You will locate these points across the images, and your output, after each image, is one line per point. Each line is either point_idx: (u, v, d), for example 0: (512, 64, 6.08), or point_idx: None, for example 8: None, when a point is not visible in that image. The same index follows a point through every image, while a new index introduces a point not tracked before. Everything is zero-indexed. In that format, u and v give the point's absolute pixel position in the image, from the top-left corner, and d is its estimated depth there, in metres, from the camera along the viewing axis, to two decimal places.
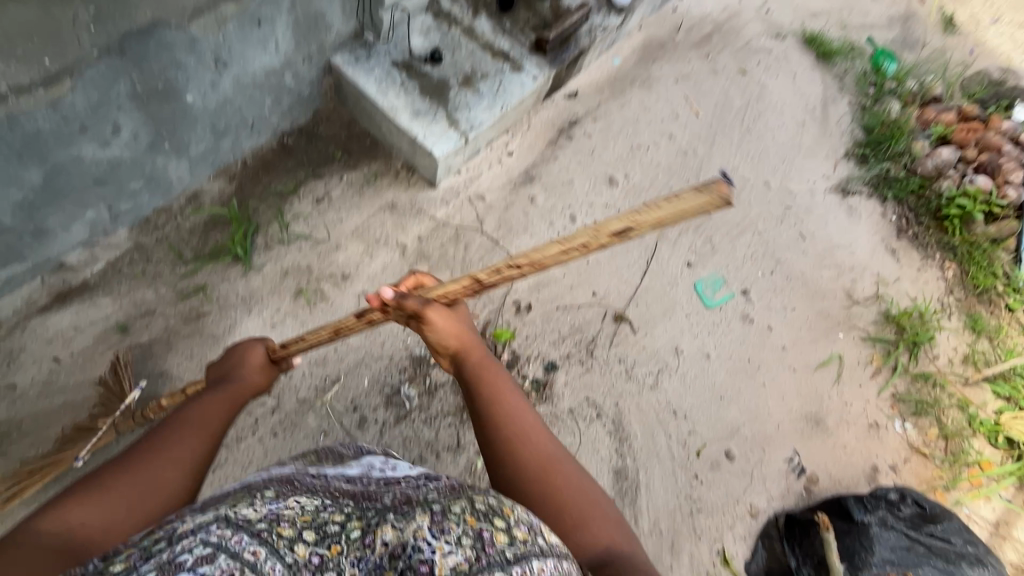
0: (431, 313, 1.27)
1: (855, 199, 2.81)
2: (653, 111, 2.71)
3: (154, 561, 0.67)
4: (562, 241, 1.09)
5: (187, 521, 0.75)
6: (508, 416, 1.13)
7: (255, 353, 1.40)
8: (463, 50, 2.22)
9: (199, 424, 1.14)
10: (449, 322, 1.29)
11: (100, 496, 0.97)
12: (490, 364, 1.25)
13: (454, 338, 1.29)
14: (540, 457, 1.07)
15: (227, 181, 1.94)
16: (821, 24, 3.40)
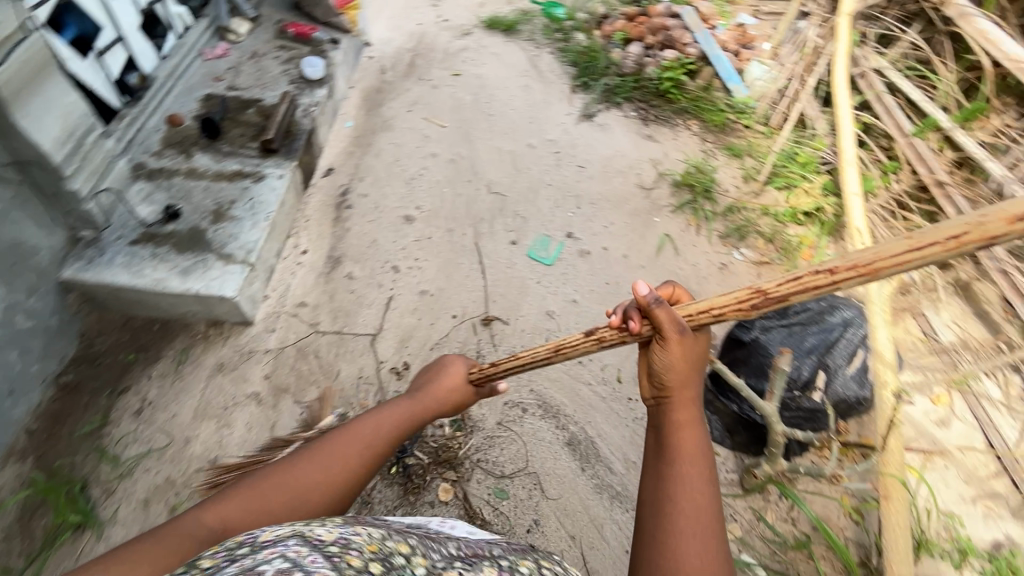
0: (677, 339, 1.00)
1: (600, 117, 3.22)
2: (406, 144, 2.86)
3: (238, 566, 0.60)
4: (913, 233, 0.81)
5: (267, 531, 0.69)
6: (680, 464, 0.93)
7: (455, 368, 1.34)
8: (196, 191, 2.15)
9: (373, 435, 1.12)
10: (685, 359, 1.00)
11: (264, 488, 0.95)
12: (689, 426, 0.97)
13: (682, 376, 1.00)
14: (695, 517, 0.89)
15: (21, 461, 1.70)
16: (491, 8, 3.87)
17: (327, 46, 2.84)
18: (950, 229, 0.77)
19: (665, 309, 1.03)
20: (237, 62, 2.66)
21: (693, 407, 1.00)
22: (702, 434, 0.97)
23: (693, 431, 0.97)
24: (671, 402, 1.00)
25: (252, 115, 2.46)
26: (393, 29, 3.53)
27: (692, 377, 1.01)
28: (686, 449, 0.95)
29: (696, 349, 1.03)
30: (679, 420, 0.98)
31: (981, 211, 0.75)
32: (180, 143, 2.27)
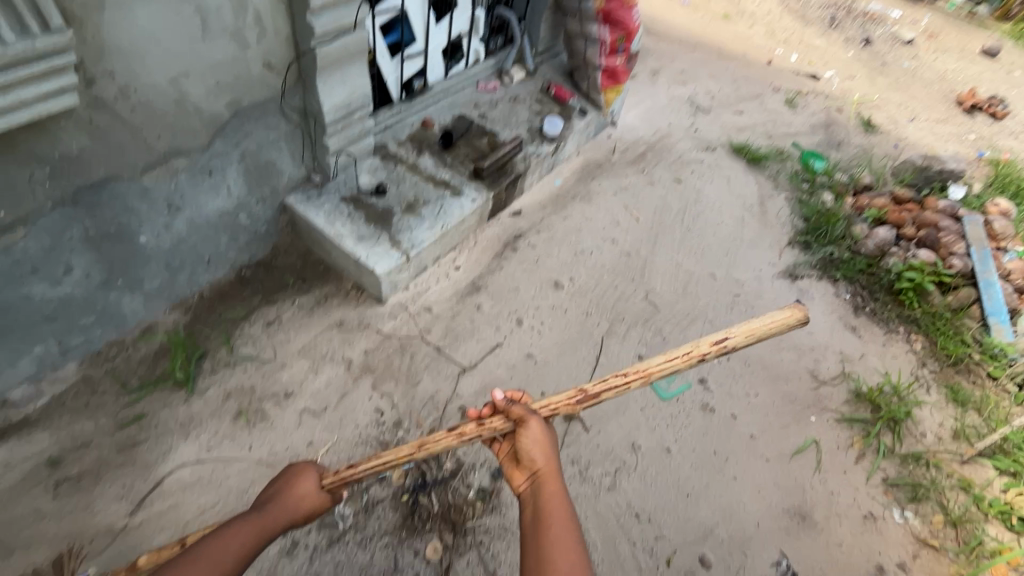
0: (533, 423, 1.26)
1: (805, 283, 2.87)
2: (594, 220, 2.92)
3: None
4: (688, 351, 1.33)
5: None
6: (551, 531, 1.11)
7: (305, 480, 1.35)
8: (407, 182, 2.50)
9: (220, 556, 1.15)
10: (542, 444, 1.25)
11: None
12: (558, 495, 1.18)
13: (543, 455, 1.24)
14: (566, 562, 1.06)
15: (183, 312, 2.06)
16: (746, 136, 3.80)
17: (574, 114, 3.12)
18: (712, 339, 1.34)
19: (517, 406, 1.30)
20: (497, 99, 3.05)
21: (556, 480, 1.22)
22: (567, 501, 1.18)
23: (555, 497, 1.18)
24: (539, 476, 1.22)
25: (482, 143, 2.79)
26: (643, 120, 3.68)
27: (553, 457, 1.25)
28: (555, 522, 1.12)
29: (551, 434, 1.28)
30: (549, 490, 1.19)
31: (726, 335, 1.33)
32: (419, 142, 2.69)
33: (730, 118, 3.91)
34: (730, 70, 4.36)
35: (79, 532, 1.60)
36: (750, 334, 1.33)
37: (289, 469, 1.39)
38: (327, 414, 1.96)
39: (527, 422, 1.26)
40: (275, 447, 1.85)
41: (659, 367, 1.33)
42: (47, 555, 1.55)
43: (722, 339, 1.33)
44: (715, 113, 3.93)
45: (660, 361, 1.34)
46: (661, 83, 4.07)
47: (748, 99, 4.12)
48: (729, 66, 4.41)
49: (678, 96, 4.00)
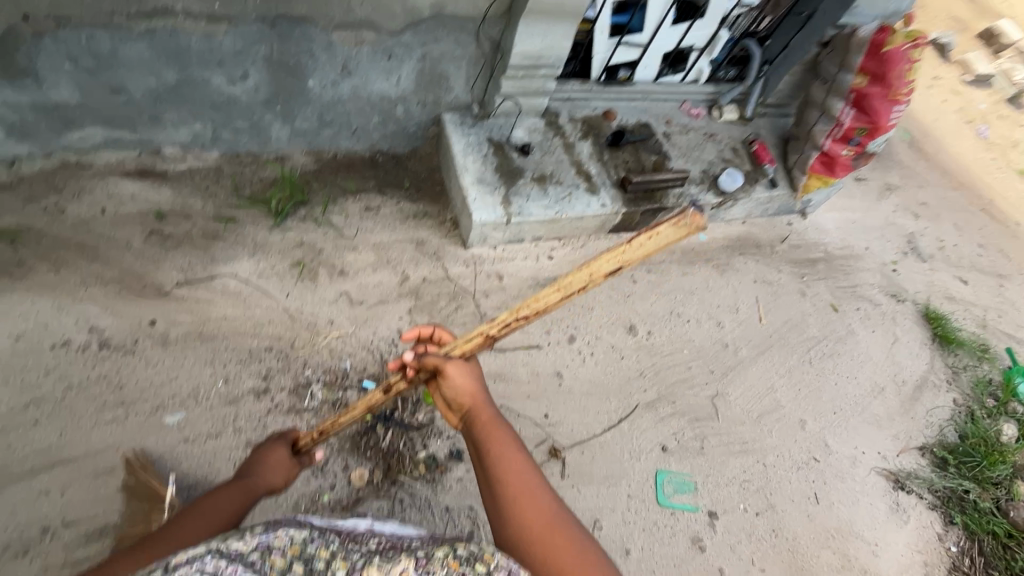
0: (450, 368, 1.24)
1: (907, 499, 2.30)
2: (714, 294, 2.62)
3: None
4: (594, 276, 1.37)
5: (187, 551, 0.88)
6: (497, 464, 1.09)
7: (277, 451, 1.45)
8: (554, 155, 2.44)
9: (223, 505, 1.17)
10: (464, 378, 1.23)
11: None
12: (496, 423, 1.18)
13: (468, 391, 1.23)
14: (522, 492, 1.04)
15: (313, 161, 2.29)
16: (953, 308, 3.09)
17: (762, 181, 2.79)
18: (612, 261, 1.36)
19: (429, 357, 1.27)
20: (692, 128, 2.82)
21: (489, 408, 1.21)
22: (505, 425, 1.18)
23: (493, 425, 1.17)
24: (471, 414, 1.21)
25: (648, 159, 2.61)
26: (839, 228, 3.17)
27: (482, 390, 1.24)
28: (497, 448, 1.12)
29: (473, 370, 1.26)
30: (485, 419, 1.19)
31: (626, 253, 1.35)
32: (590, 127, 2.59)
33: (946, 280, 3.20)
34: (986, 231, 3.53)
35: (139, 276, 1.89)
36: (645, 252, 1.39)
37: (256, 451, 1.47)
38: (359, 308, 2.06)
39: (443, 369, 1.23)
40: (304, 306, 2.00)
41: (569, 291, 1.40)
42: (112, 278, 1.86)
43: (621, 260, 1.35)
44: (932, 266, 3.24)
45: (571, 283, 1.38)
46: (889, 202, 3.45)
47: (985, 273, 3.32)
48: (988, 225, 3.57)
49: (900, 225, 3.35)
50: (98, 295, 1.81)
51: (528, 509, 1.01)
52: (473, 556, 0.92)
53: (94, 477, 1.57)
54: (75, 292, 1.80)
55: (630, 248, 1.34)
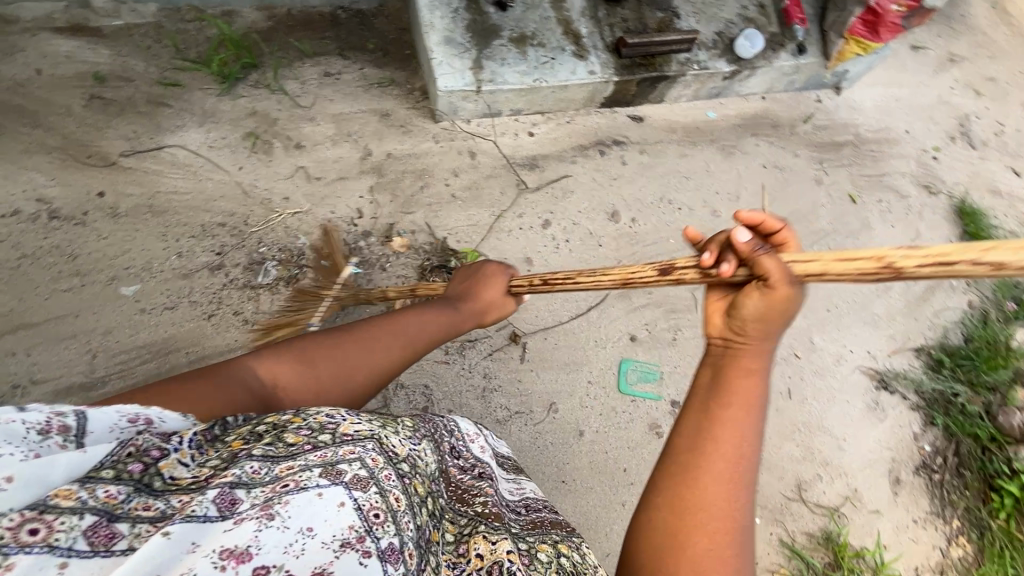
0: (782, 290, 0.84)
1: (890, 399, 2.22)
2: (714, 180, 2.37)
3: (319, 458, 0.71)
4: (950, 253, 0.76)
5: (350, 422, 0.80)
6: (716, 433, 0.80)
7: (488, 287, 1.53)
8: (538, 11, 2.10)
9: (409, 334, 1.25)
10: (781, 308, 0.85)
11: (308, 364, 1.06)
12: (755, 375, 0.84)
13: (773, 326, 0.84)
14: (711, 484, 0.78)
15: (265, 18, 2.05)
16: (995, 204, 2.75)
17: (788, 45, 2.39)
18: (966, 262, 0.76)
19: (753, 257, 0.87)
20: None
21: (764, 361, 0.84)
22: (764, 386, 0.84)
23: (750, 384, 0.83)
24: (733, 354, 0.85)
25: (653, 17, 2.23)
26: (879, 107, 2.76)
27: (787, 324, 0.86)
28: (732, 401, 0.82)
29: (807, 302, 0.87)
30: (747, 367, 0.84)
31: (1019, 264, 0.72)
32: None
33: (994, 172, 2.81)
34: None
35: (83, 144, 1.80)
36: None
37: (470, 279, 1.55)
38: (316, 184, 1.95)
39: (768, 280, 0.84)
40: (258, 181, 1.90)
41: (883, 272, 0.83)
42: (55, 146, 1.78)
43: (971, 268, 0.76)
44: (981, 155, 2.83)
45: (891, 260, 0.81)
46: (948, 76, 2.94)
47: None
48: None
49: (954, 105, 2.89)
50: (43, 163, 1.75)
51: (716, 508, 0.77)
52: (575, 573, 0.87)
53: (57, 341, 1.63)
54: (18, 160, 1.74)
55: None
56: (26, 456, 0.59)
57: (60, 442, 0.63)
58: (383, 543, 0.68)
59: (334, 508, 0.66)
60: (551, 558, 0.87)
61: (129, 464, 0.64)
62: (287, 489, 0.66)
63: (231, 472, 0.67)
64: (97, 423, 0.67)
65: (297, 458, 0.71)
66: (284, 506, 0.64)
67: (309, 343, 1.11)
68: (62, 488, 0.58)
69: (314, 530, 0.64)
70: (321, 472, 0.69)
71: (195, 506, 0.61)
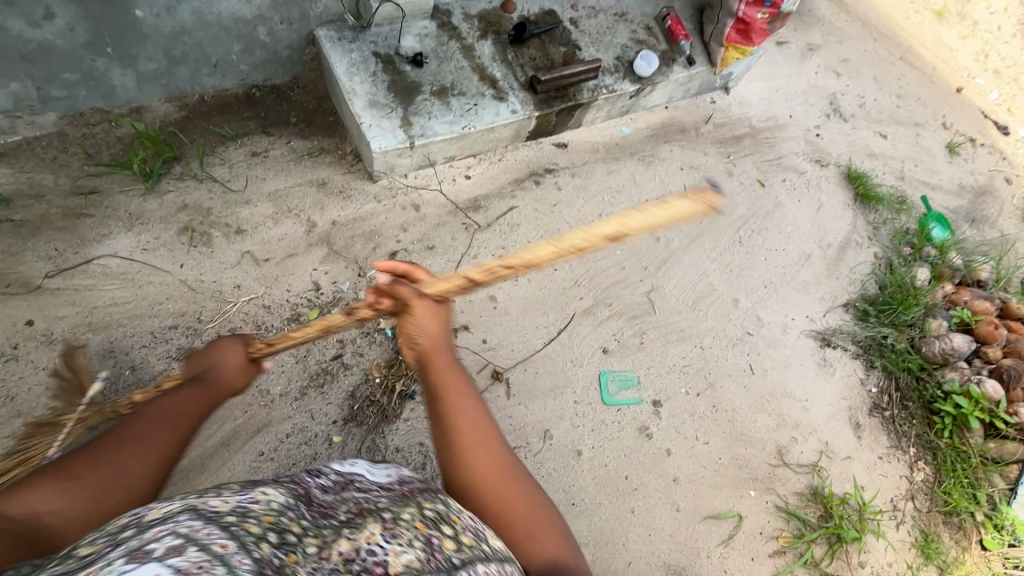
0: (421, 304, 1.15)
1: (834, 354, 2.47)
2: (642, 188, 2.56)
3: (124, 549, 0.61)
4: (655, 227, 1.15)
5: (157, 510, 0.71)
6: (459, 414, 1.08)
7: (233, 351, 1.24)
8: (452, 63, 2.20)
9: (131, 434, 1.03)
10: (432, 321, 1.15)
11: (72, 481, 0.91)
12: (444, 362, 1.15)
13: (428, 335, 1.15)
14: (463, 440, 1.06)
15: (177, 108, 1.99)
16: (873, 166, 3.15)
17: (679, 59, 2.64)
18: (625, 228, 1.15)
19: (402, 288, 1.16)
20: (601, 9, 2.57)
21: (447, 356, 1.16)
22: (465, 380, 1.13)
23: (452, 377, 1.12)
24: (426, 355, 1.15)
25: (557, 52, 2.40)
26: (763, 99, 3.09)
27: (445, 334, 1.17)
28: (450, 391, 1.11)
29: (441, 316, 1.18)
30: (437, 370, 1.13)
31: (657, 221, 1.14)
32: (489, 24, 2.32)
33: (866, 138, 3.23)
34: (904, 79, 3.52)
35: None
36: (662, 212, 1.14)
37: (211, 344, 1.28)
38: (266, 266, 1.90)
39: (411, 309, 1.15)
40: (204, 275, 1.83)
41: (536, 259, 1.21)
42: None
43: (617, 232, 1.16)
44: (852, 126, 3.25)
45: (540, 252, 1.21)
46: (811, 63, 3.36)
47: (902, 124, 3.36)
48: (906, 74, 3.54)
49: (822, 87, 3.30)
50: None
51: (497, 468, 1.05)
52: (439, 517, 0.89)
53: None
54: None
55: (653, 223, 1.14)
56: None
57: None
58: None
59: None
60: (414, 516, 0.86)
61: None
62: None
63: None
64: None
65: (90, 566, 0.60)
66: None
67: (55, 466, 0.94)
68: None
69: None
70: (124, 560, 0.58)
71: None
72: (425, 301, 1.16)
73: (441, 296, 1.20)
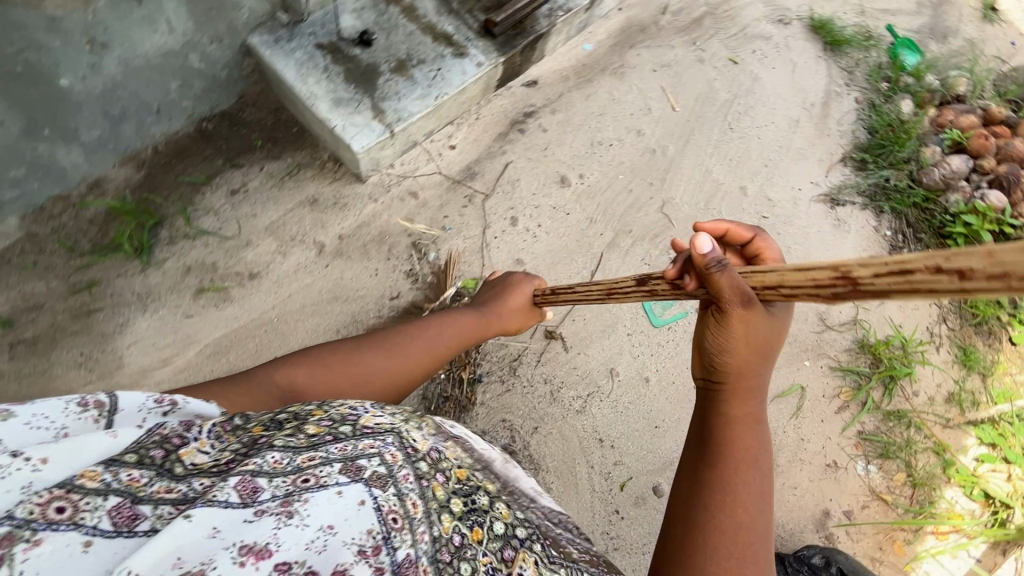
0: (737, 311, 0.94)
1: (845, 211, 2.53)
2: (623, 104, 2.48)
3: (340, 451, 0.72)
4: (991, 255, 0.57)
5: (371, 415, 0.80)
6: (751, 468, 0.94)
7: (521, 295, 1.60)
8: (400, 31, 2.03)
9: (407, 338, 1.32)
10: (752, 335, 0.95)
11: (322, 367, 1.16)
12: (750, 417, 0.98)
13: (742, 355, 0.96)
14: (744, 511, 0.91)
15: (135, 169, 1.83)
16: (835, 8, 3.07)
17: None
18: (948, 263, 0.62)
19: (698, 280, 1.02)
20: None
21: (753, 401, 0.99)
22: (758, 422, 0.98)
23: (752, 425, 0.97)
24: (728, 392, 0.99)
25: None
26: None
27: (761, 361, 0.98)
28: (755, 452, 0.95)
29: (774, 326, 0.97)
30: (732, 410, 0.98)
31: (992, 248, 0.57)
32: None
33: None
34: None
35: (36, 398, 1.60)
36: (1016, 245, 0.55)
37: (513, 281, 1.65)
38: (293, 302, 1.86)
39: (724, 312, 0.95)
40: (238, 331, 1.78)
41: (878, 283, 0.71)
42: None
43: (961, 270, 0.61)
44: None
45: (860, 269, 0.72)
46: None
47: None
48: None
49: None
50: None
51: (754, 499, 0.92)
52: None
53: None
54: None
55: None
56: (57, 433, 0.68)
57: (96, 416, 0.73)
58: (400, 555, 0.67)
59: (354, 508, 0.67)
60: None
61: (151, 450, 0.68)
62: (306, 487, 0.67)
63: (251, 462, 0.68)
64: (127, 402, 0.76)
65: (319, 449, 0.71)
66: (302, 503, 0.65)
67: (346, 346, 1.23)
68: (87, 470, 0.61)
69: (335, 528, 0.64)
70: (341, 469, 0.70)
71: (215, 492, 0.63)
72: (744, 308, 0.95)
73: (767, 303, 0.96)
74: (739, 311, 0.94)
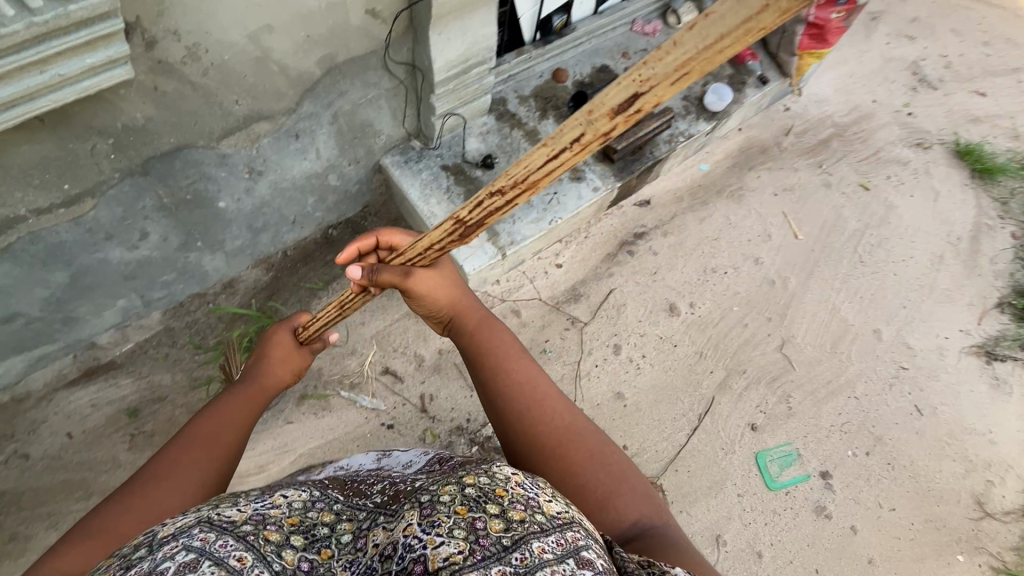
0: (416, 282, 1.08)
1: (1005, 369, 2.17)
2: (740, 229, 2.35)
3: (132, 575, 0.50)
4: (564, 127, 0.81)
5: (170, 523, 0.57)
6: (523, 387, 1.00)
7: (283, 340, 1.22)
8: (521, 154, 2.08)
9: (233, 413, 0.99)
10: (437, 287, 1.09)
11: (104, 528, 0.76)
12: (486, 322, 1.11)
13: (448, 302, 1.11)
14: (543, 407, 0.98)
15: (265, 271, 1.95)
16: (982, 132, 2.81)
17: (750, 81, 2.39)
18: (568, 132, 0.82)
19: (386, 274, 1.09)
20: (653, 50, 2.40)
21: (470, 299, 1.13)
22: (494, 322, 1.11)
23: (484, 324, 1.10)
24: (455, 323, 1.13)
25: None
26: (839, 91, 2.81)
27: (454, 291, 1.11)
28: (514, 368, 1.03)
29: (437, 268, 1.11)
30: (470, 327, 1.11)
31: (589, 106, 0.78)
32: (545, 100, 2.21)
33: (964, 101, 2.89)
34: (987, 25, 3.16)
35: None
36: (612, 88, 0.76)
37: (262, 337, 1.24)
38: (388, 417, 1.84)
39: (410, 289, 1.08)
40: (332, 443, 1.78)
41: (534, 173, 0.89)
42: None
43: (579, 132, 0.81)
44: (945, 92, 2.91)
45: (521, 167, 0.89)
46: (879, 35, 3.04)
47: (1000, 75, 3.00)
48: (987, 18, 3.19)
49: (899, 58, 2.97)
50: None
51: (538, 386, 1.00)
52: (484, 493, 0.61)
53: None
54: None
55: (640, 84, 0.73)
56: None
57: None
58: None
59: None
60: (455, 494, 0.60)
61: None
62: None
63: None
64: None
65: None
66: None
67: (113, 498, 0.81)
68: None
69: None
70: None
71: None
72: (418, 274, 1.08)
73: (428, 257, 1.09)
74: (410, 282, 1.08)
